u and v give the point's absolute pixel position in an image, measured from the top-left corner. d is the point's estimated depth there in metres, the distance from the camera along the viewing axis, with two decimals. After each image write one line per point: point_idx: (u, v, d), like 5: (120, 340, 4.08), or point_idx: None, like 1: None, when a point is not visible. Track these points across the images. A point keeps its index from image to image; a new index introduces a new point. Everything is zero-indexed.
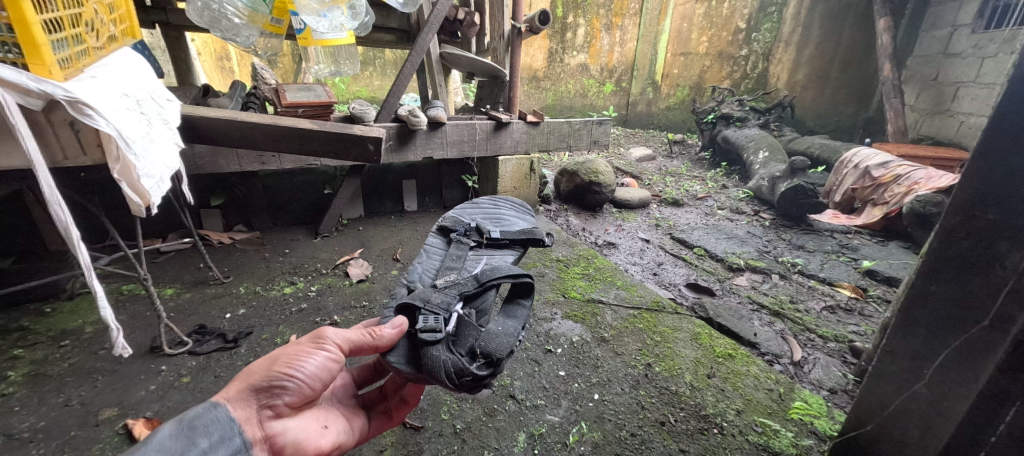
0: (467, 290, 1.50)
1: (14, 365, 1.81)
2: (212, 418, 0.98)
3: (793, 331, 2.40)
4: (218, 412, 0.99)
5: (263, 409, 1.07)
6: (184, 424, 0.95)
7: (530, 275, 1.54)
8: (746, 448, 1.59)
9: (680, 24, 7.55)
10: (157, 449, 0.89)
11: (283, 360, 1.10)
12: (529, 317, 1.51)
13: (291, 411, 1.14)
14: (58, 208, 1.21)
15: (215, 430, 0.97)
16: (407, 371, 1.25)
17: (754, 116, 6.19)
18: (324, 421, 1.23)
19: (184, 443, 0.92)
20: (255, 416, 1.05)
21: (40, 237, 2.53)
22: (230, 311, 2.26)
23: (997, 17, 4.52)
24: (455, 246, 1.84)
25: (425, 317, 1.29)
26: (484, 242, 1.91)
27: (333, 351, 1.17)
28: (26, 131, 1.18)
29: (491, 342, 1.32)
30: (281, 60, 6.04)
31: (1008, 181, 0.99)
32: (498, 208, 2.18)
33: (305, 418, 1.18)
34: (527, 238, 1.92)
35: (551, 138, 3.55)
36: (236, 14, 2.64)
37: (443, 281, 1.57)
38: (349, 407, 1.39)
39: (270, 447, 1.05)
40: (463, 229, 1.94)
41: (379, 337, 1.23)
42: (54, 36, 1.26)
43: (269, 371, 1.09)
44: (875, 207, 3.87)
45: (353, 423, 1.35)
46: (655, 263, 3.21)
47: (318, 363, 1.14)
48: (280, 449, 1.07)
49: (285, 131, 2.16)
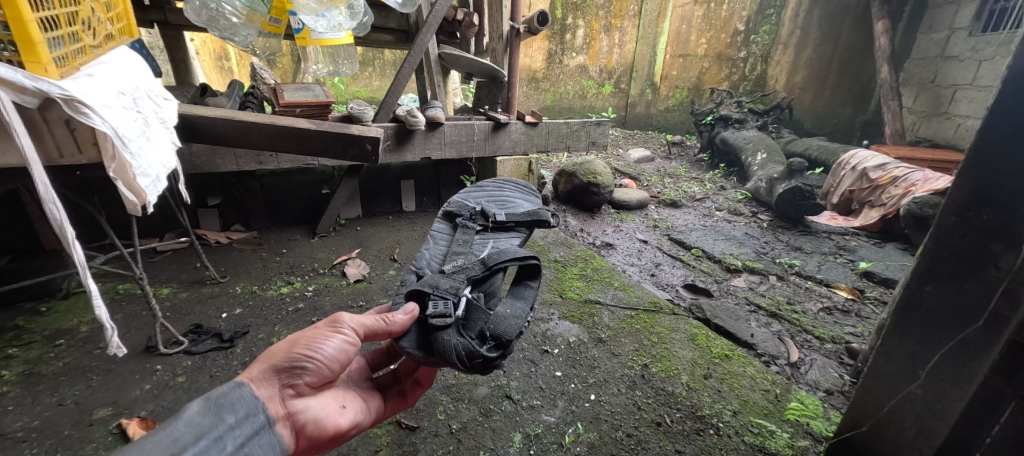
0: (474, 274, 1.53)
1: (8, 364, 1.80)
2: (236, 396, 0.98)
3: (790, 332, 2.40)
4: (242, 391, 1.00)
5: (284, 388, 1.07)
6: (211, 402, 0.94)
7: (535, 257, 1.55)
8: (742, 449, 1.59)
9: (679, 26, 7.56)
10: (187, 425, 0.88)
11: (302, 342, 1.11)
12: (537, 297, 1.51)
13: (312, 391, 1.14)
14: (53, 207, 1.21)
15: (241, 406, 0.97)
16: (419, 355, 1.28)
17: (752, 118, 6.21)
18: (342, 402, 1.23)
19: (213, 419, 0.92)
20: (277, 395, 1.06)
21: (37, 236, 2.52)
22: (226, 311, 2.25)
23: (994, 20, 4.54)
24: (461, 232, 1.86)
25: (435, 303, 1.31)
26: (490, 225, 1.94)
27: (350, 334, 1.17)
28: (21, 129, 1.17)
29: (500, 325, 1.32)
30: (281, 60, 6.05)
31: (1002, 182, 0.99)
32: (503, 189, 2.22)
33: (325, 397, 1.17)
34: (533, 220, 1.96)
35: (550, 139, 3.55)
36: (234, 13, 2.64)
37: (451, 266, 1.59)
38: (365, 389, 1.39)
39: (292, 424, 1.05)
40: (469, 213, 1.98)
41: (392, 323, 1.25)
42: (50, 34, 1.26)
43: (290, 352, 1.09)
44: (872, 208, 3.89)
45: (370, 404, 1.35)
46: (653, 264, 3.21)
47: (336, 346, 1.14)
48: (302, 426, 1.07)
49: (281, 131, 2.18)
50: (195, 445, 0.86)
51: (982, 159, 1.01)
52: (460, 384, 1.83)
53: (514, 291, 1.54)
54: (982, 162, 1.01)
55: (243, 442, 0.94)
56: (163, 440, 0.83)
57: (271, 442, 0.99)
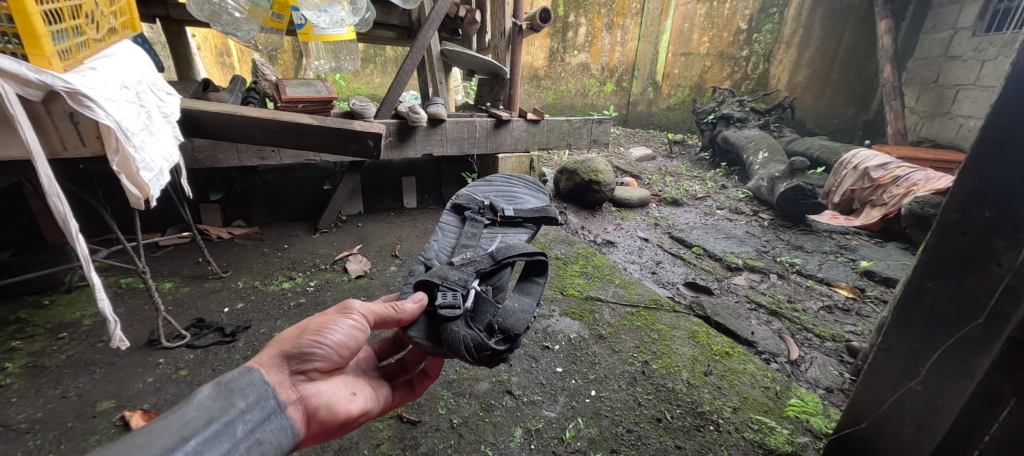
0: (483, 267, 1.53)
1: (12, 356, 1.81)
2: (246, 381, 0.98)
3: (790, 330, 2.40)
4: (253, 376, 1.00)
5: (295, 373, 1.08)
6: (220, 387, 0.94)
7: (543, 253, 1.54)
8: (742, 445, 1.59)
9: (681, 24, 7.51)
10: (197, 409, 0.88)
11: (311, 328, 1.12)
12: (543, 293, 1.50)
13: (322, 376, 1.14)
14: (56, 199, 1.21)
15: (250, 392, 0.97)
16: (426, 346, 1.28)
17: (754, 116, 6.21)
18: (353, 389, 1.23)
19: (223, 403, 0.91)
20: (287, 380, 1.06)
21: (40, 229, 2.53)
22: (229, 305, 2.27)
23: (997, 20, 4.52)
24: (469, 225, 1.87)
25: (445, 294, 1.32)
26: (498, 220, 1.95)
27: (359, 320, 1.18)
28: (26, 122, 1.18)
29: (508, 319, 1.32)
30: (282, 56, 6.06)
31: (1001, 178, 1.00)
32: (511, 185, 2.22)
33: (335, 383, 1.18)
34: (540, 216, 1.95)
35: (552, 136, 3.54)
36: (236, 8, 2.65)
37: (459, 259, 1.61)
38: (373, 377, 1.39)
39: (304, 408, 1.06)
40: (477, 206, 1.99)
41: (401, 311, 1.26)
42: (54, 27, 1.26)
43: (300, 339, 1.10)
44: (874, 208, 3.87)
45: (379, 392, 1.35)
46: (653, 262, 3.22)
47: (346, 332, 1.15)
48: (314, 411, 1.08)
49: (284, 126, 2.17)
50: (206, 428, 0.86)
51: (984, 154, 1.01)
52: (461, 379, 1.84)
53: (521, 285, 1.53)
54: (986, 159, 1.01)
55: (253, 427, 0.93)
56: (174, 423, 0.84)
57: (283, 426, 0.98)
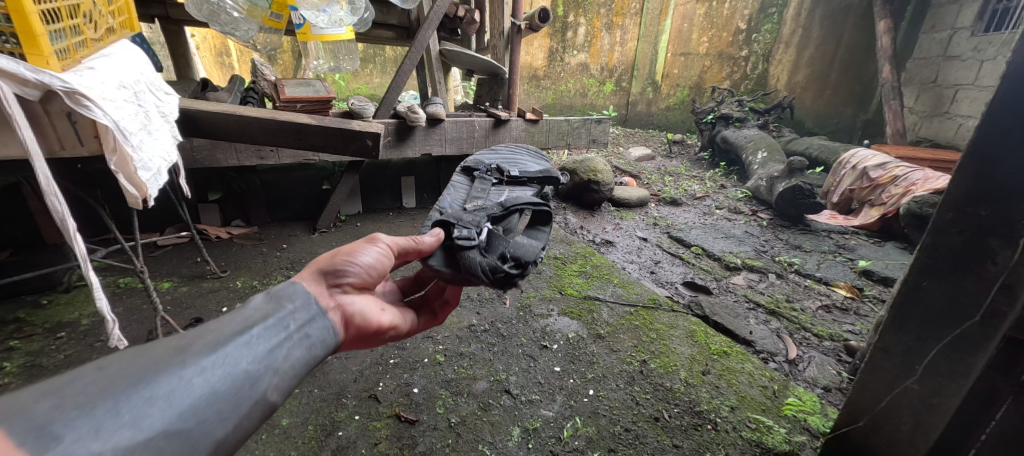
0: (494, 212, 1.56)
1: (10, 355, 1.81)
2: (292, 290, 1.00)
3: (788, 330, 2.41)
4: (296, 286, 1.01)
5: (333, 286, 1.10)
6: (269, 295, 0.95)
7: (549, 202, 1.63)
8: (739, 444, 1.59)
9: (681, 24, 7.50)
10: (249, 312, 0.88)
11: (343, 251, 1.15)
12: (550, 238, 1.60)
13: (356, 291, 1.17)
14: (54, 199, 1.21)
15: (297, 297, 0.98)
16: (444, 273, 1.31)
17: (753, 116, 6.21)
18: (383, 306, 1.26)
19: (274, 306, 0.92)
20: (326, 292, 1.07)
21: (38, 229, 2.53)
22: (227, 305, 2.26)
23: (996, 20, 4.52)
24: (478, 182, 1.88)
25: (461, 228, 1.36)
26: (505, 180, 1.97)
27: (385, 247, 1.22)
28: (24, 121, 1.18)
29: (519, 249, 1.42)
30: (281, 56, 6.06)
31: (996, 177, 1.00)
32: (516, 153, 2.21)
33: (369, 299, 1.21)
34: (545, 176, 2.01)
35: (551, 136, 3.53)
36: (235, 7, 2.65)
37: (472, 207, 1.64)
38: (397, 305, 1.42)
39: (343, 314, 1.07)
40: (485, 168, 1.98)
41: (421, 243, 1.29)
42: (52, 27, 1.26)
43: (334, 258, 1.12)
44: (873, 207, 3.88)
45: (405, 315, 1.39)
46: (653, 261, 3.22)
47: (374, 255, 1.19)
48: (352, 317, 1.09)
49: (282, 126, 2.18)
50: (259, 325, 0.86)
51: (980, 153, 1.02)
52: (459, 378, 1.84)
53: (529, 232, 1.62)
54: (982, 159, 1.01)
55: (304, 323, 0.95)
56: (225, 323, 0.83)
57: (328, 325, 0.99)
